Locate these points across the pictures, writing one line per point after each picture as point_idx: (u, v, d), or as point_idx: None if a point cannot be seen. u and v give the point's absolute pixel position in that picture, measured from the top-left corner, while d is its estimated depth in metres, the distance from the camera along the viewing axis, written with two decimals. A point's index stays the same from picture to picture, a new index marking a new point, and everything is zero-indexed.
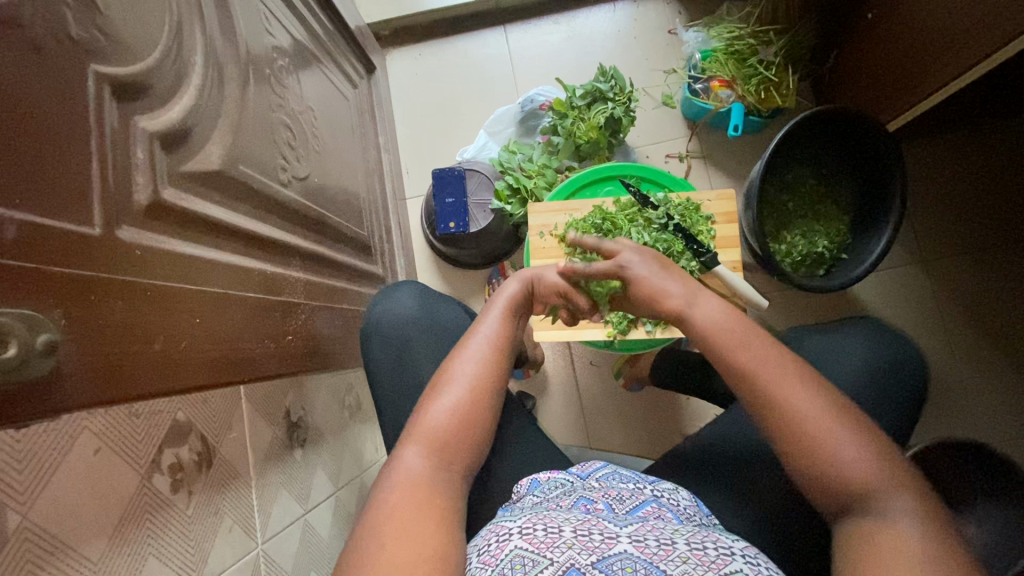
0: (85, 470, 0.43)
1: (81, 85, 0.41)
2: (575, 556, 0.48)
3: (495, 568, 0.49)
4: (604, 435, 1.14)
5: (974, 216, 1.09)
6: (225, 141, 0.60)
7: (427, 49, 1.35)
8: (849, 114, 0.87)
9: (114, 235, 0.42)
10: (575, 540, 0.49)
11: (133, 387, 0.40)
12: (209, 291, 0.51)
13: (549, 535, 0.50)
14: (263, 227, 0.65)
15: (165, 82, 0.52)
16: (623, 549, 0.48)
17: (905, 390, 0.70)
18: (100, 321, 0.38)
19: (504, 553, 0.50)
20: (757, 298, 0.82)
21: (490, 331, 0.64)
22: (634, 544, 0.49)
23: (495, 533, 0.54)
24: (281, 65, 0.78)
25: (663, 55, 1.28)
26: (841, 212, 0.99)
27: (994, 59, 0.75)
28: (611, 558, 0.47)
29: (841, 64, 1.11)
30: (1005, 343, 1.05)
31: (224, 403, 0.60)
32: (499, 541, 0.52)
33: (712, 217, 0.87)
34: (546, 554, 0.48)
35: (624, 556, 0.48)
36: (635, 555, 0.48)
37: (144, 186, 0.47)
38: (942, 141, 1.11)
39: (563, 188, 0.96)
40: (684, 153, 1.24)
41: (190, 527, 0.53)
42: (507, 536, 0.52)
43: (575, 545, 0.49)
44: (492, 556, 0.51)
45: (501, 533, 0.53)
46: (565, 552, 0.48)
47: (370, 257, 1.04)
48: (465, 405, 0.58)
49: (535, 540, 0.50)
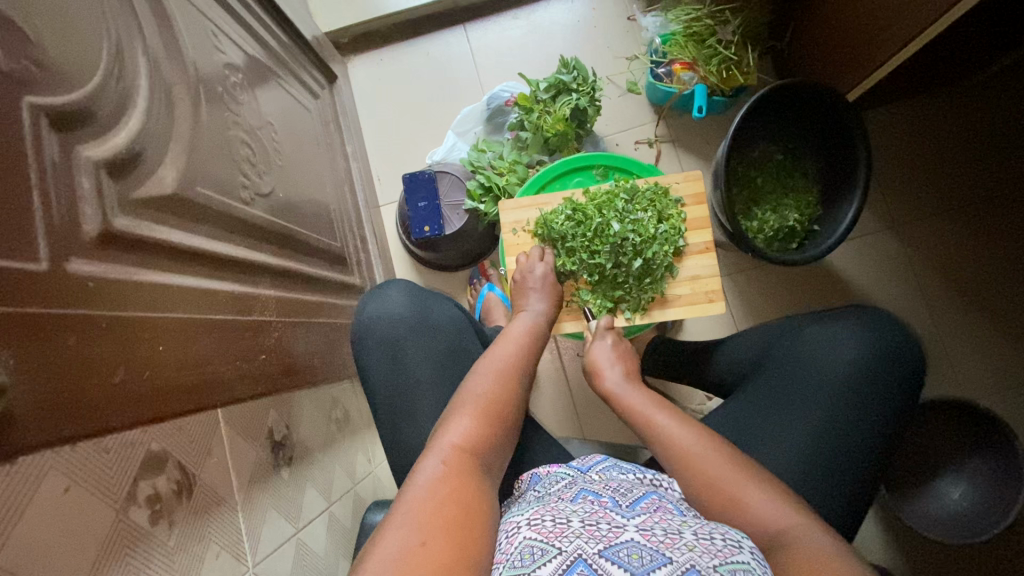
0: (55, 509, 0.42)
1: (16, 118, 0.40)
2: (582, 545, 0.47)
3: (506, 560, 0.49)
4: (596, 425, 1.15)
5: (939, 179, 1.10)
6: (179, 163, 0.59)
7: (387, 54, 1.34)
8: (808, 86, 0.89)
9: (63, 269, 0.41)
10: (583, 529, 0.50)
11: (98, 420, 0.40)
12: (174, 315, 0.51)
13: (558, 525, 0.51)
14: (225, 247, 0.64)
15: (108, 108, 0.51)
16: (629, 537, 0.48)
17: (900, 379, 0.71)
18: (53, 357, 0.37)
19: (513, 546, 0.50)
20: None
21: (502, 360, 0.69)
22: (641, 533, 0.50)
23: (505, 530, 0.55)
24: (235, 82, 0.77)
25: (624, 41, 1.28)
26: (809, 184, 1.00)
27: (897, 58, 0.87)
28: (618, 545, 0.47)
29: (799, 37, 1.12)
30: (979, 302, 1.07)
31: (201, 429, 0.59)
32: (508, 536, 0.53)
33: (681, 199, 0.87)
34: (553, 542, 0.48)
35: (630, 543, 0.47)
36: (641, 543, 0.48)
37: (93, 215, 0.46)
38: (903, 107, 1.12)
39: (533, 183, 0.96)
40: (653, 138, 1.24)
41: (174, 557, 0.52)
42: (515, 531, 0.53)
43: (583, 535, 0.49)
44: (502, 551, 0.51)
45: (510, 529, 0.54)
46: (572, 541, 0.48)
47: (346, 268, 1.03)
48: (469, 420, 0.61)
49: (544, 530, 0.51)
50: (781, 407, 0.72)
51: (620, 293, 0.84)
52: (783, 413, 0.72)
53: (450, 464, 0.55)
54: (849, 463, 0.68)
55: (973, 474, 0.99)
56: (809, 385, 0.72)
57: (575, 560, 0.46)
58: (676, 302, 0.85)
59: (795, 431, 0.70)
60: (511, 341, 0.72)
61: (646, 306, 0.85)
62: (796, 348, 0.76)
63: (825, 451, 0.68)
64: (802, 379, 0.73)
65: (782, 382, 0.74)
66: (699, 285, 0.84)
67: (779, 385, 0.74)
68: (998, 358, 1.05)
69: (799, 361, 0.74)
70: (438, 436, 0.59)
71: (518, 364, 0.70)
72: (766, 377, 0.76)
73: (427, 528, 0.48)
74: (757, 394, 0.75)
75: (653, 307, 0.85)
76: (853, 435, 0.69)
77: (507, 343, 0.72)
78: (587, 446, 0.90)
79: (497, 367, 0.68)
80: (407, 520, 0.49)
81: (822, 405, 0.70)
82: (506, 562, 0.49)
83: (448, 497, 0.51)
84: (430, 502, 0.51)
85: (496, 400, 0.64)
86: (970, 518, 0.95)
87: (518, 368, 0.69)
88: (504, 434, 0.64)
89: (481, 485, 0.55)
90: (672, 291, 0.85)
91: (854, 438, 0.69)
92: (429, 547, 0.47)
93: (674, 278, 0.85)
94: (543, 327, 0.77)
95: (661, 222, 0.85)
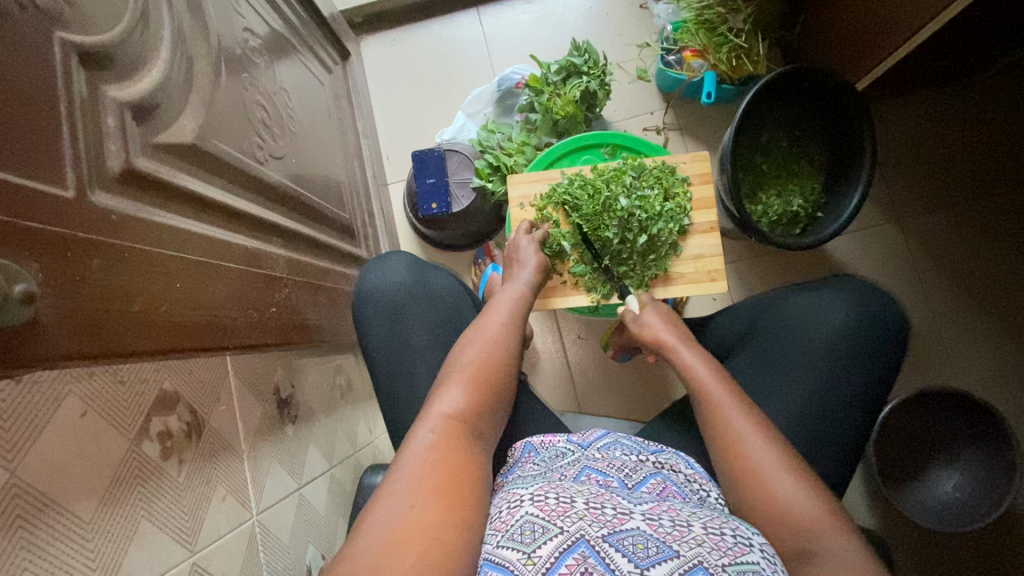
0: (73, 434, 0.43)
1: (47, 51, 0.42)
2: (585, 527, 0.49)
3: (507, 532, 0.51)
4: (595, 406, 1.16)
5: (943, 173, 1.11)
6: (198, 116, 0.60)
7: (400, 34, 1.35)
8: (820, 73, 0.89)
9: (88, 199, 0.42)
10: (587, 511, 0.51)
11: (115, 343, 0.41)
12: (191, 260, 0.52)
13: (561, 504, 0.52)
14: (240, 202, 0.65)
15: (133, 54, 0.52)
16: (634, 526, 0.50)
17: (885, 344, 0.74)
18: (79, 277, 0.39)
19: (515, 518, 0.52)
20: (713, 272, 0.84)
21: (495, 327, 0.69)
22: (647, 522, 0.50)
23: (507, 500, 0.56)
24: (253, 47, 0.78)
25: (636, 29, 1.29)
26: (813, 170, 1.01)
27: (908, 46, 0.87)
28: (622, 533, 0.48)
29: (810, 28, 1.13)
30: (979, 296, 1.08)
31: (210, 375, 0.60)
32: (511, 507, 0.54)
33: (688, 178, 0.87)
34: (556, 521, 0.50)
35: (635, 533, 0.49)
36: (647, 534, 0.49)
37: (117, 152, 0.47)
38: (910, 101, 1.13)
39: (541, 159, 0.96)
40: (661, 125, 1.26)
41: (184, 494, 0.53)
42: (518, 503, 0.54)
43: (587, 517, 0.50)
44: (504, 522, 0.53)
45: (513, 500, 0.55)
46: (576, 522, 0.49)
47: (353, 240, 1.04)
48: (466, 384, 0.62)
49: (547, 507, 0.52)
50: (771, 377, 0.75)
51: (624, 269, 0.86)
52: (772, 382, 0.74)
53: (442, 435, 0.55)
54: (837, 432, 0.72)
55: (966, 464, 1.00)
56: (798, 355, 0.75)
57: (577, 541, 0.47)
58: (679, 280, 0.86)
59: (786, 399, 0.73)
60: (509, 301, 0.74)
61: (649, 282, 0.86)
62: (785, 318, 0.78)
63: (813, 421, 0.71)
64: (792, 349, 0.75)
65: (773, 352, 0.76)
66: (703, 264, 0.86)
67: (769, 355, 0.77)
68: (997, 354, 1.06)
69: (786, 332, 0.77)
70: (430, 406, 0.59)
71: (511, 327, 0.70)
72: (754, 346, 0.79)
73: (416, 492, 0.49)
74: (747, 364, 0.78)
75: (656, 283, 0.86)
76: (839, 402, 0.72)
77: (505, 304, 0.73)
78: (581, 421, 0.91)
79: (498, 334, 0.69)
80: (402, 482, 0.50)
81: (811, 374, 0.73)
82: (508, 535, 0.50)
83: (443, 466, 0.52)
84: (418, 468, 0.51)
85: (493, 365, 0.64)
86: (961, 506, 0.97)
87: (511, 332, 0.69)
88: (506, 394, 0.65)
89: (472, 453, 0.56)
90: (675, 269, 0.86)
91: (840, 407, 0.72)
92: (419, 510, 0.48)
93: (678, 256, 0.86)
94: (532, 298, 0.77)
95: (667, 200, 0.86)
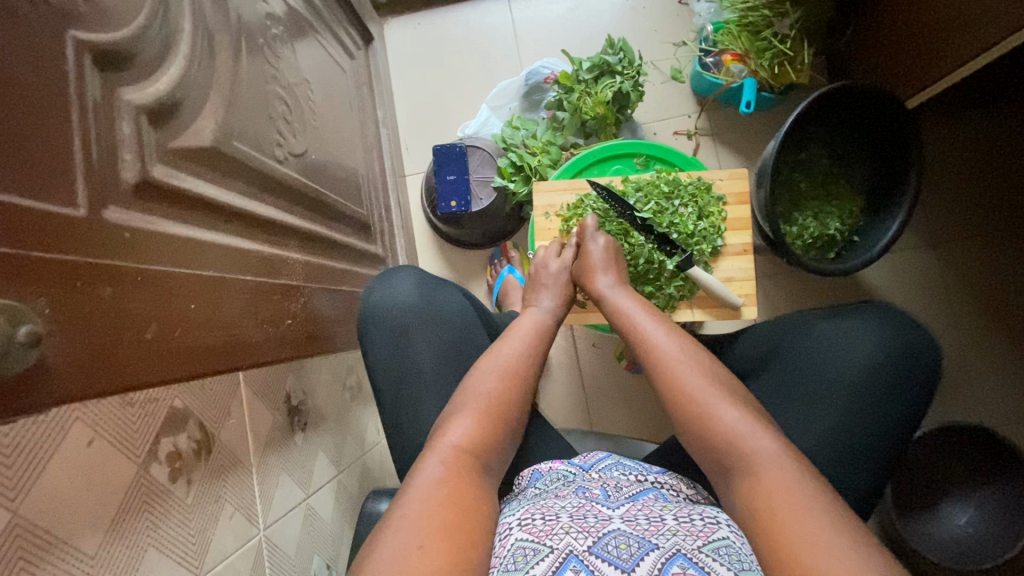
0: (78, 462, 0.41)
1: (58, 53, 0.38)
2: (572, 541, 0.46)
3: (500, 566, 0.47)
4: (606, 417, 1.14)
5: (989, 199, 1.06)
6: (218, 114, 0.56)
7: (426, 18, 1.29)
8: (871, 92, 0.84)
9: (101, 216, 0.39)
10: (571, 524, 0.48)
11: (127, 378, 0.39)
12: (207, 276, 0.49)
13: (547, 523, 0.49)
14: (259, 207, 0.62)
15: (151, 50, 0.48)
16: (616, 528, 0.48)
17: (918, 377, 0.71)
18: (89, 308, 0.36)
19: (505, 549, 0.49)
20: (730, 296, 0.79)
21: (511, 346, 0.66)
22: (626, 523, 0.49)
23: (496, 531, 0.53)
24: (275, 35, 0.74)
25: (673, 26, 1.23)
26: (853, 192, 0.96)
27: (967, 68, 0.82)
28: (606, 537, 0.46)
29: (859, 37, 1.07)
30: (1013, 329, 1.04)
31: (222, 389, 0.58)
32: (500, 539, 0.51)
33: (724, 198, 0.83)
34: (545, 540, 0.47)
35: (617, 534, 0.47)
36: (628, 532, 0.47)
37: (132, 161, 0.44)
38: (961, 120, 1.07)
39: (569, 166, 0.92)
40: (693, 130, 1.21)
41: (191, 516, 0.51)
42: (507, 532, 0.51)
43: (572, 530, 0.48)
44: (496, 556, 0.49)
45: (501, 531, 0.52)
46: (563, 538, 0.47)
47: (369, 237, 1.01)
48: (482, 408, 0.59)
49: (535, 529, 0.49)
50: (796, 407, 0.72)
51: (650, 289, 0.82)
52: (795, 412, 0.72)
53: (440, 470, 0.53)
54: (858, 477, 0.69)
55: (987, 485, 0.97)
56: (825, 384, 0.72)
57: (568, 557, 0.45)
58: (707, 304, 0.82)
59: (811, 431, 0.70)
60: (523, 330, 0.70)
61: (675, 303, 0.82)
62: (812, 344, 0.75)
63: (838, 460, 0.69)
64: (819, 377, 0.72)
65: (797, 379, 0.74)
66: (732, 288, 0.82)
67: (794, 382, 0.74)
68: None
69: (813, 358, 0.74)
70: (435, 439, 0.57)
71: (530, 360, 0.67)
72: (778, 371, 0.76)
73: (428, 530, 0.46)
74: (770, 391, 0.75)
75: (681, 305, 0.82)
76: (869, 440, 0.69)
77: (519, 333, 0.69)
78: (590, 439, 0.89)
79: (511, 359, 0.65)
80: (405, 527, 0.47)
81: (838, 406, 0.70)
82: (500, 569, 0.47)
83: (443, 506, 0.49)
84: (426, 503, 0.49)
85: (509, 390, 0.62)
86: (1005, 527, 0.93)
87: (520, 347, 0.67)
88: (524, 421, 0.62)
89: (482, 487, 0.53)
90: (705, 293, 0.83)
91: (865, 450, 0.69)
92: (428, 551, 0.44)
93: None
94: (552, 326, 0.73)
95: (701, 219, 0.82)
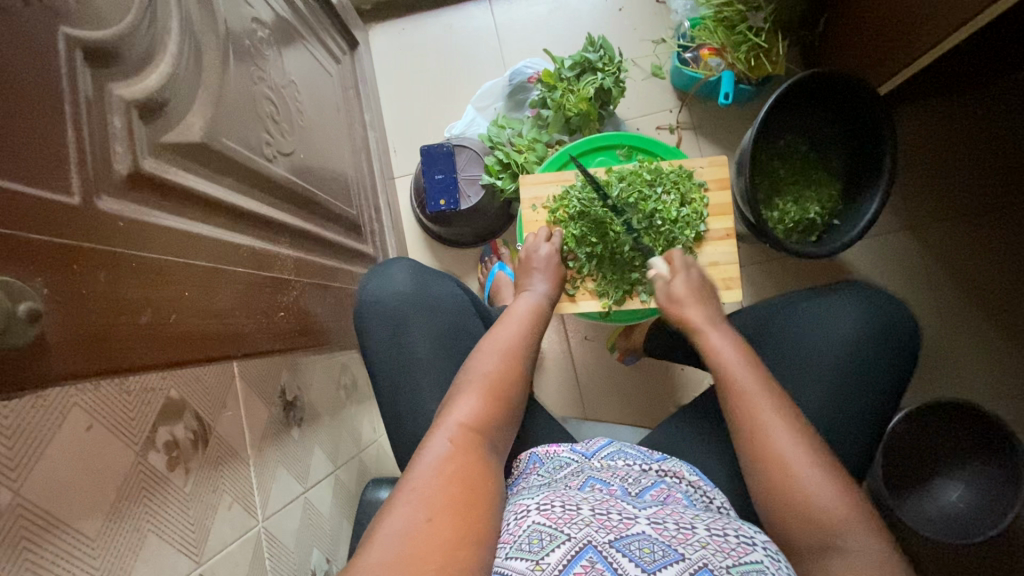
0: (77, 447, 0.42)
1: (50, 48, 0.39)
2: (592, 534, 0.47)
3: (514, 544, 0.49)
4: (600, 408, 1.15)
5: (962, 181, 1.09)
6: (207, 112, 0.58)
7: (409, 24, 1.32)
8: (843, 78, 0.87)
9: (94, 205, 0.40)
10: (593, 518, 0.49)
11: (122, 360, 0.40)
12: (199, 265, 0.51)
13: (567, 512, 0.50)
14: (249, 203, 0.63)
15: (139, 48, 0.49)
16: (641, 530, 0.48)
17: (900, 349, 0.73)
18: (85, 290, 0.37)
19: (521, 529, 0.50)
20: None
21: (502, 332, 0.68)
22: (652, 525, 0.49)
23: (513, 512, 0.54)
24: (261, 38, 0.76)
25: (652, 24, 1.26)
26: (832, 176, 0.99)
27: (937, 50, 0.84)
28: (629, 538, 0.47)
29: (831, 29, 1.10)
30: (992, 307, 1.06)
31: (217, 381, 0.59)
32: (516, 519, 0.52)
33: (704, 183, 0.85)
34: (563, 529, 0.48)
35: (642, 537, 0.47)
36: (653, 537, 0.47)
37: (124, 154, 0.45)
38: (931, 107, 1.11)
39: (554, 160, 0.94)
40: (675, 125, 1.23)
41: (190, 505, 0.52)
42: (524, 514, 0.52)
43: (593, 524, 0.48)
44: (511, 534, 0.51)
45: (518, 512, 0.53)
46: (583, 529, 0.48)
47: (360, 236, 1.02)
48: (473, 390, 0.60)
49: (553, 516, 0.50)
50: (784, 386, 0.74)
51: (637, 275, 0.83)
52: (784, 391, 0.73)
53: (437, 449, 0.54)
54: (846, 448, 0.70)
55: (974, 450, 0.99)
56: (811, 362, 0.74)
57: (584, 547, 0.46)
58: None
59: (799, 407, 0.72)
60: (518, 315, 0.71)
61: None
62: (796, 324, 0.77)
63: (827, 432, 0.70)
64: (805, 356, 0.74)
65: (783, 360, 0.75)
66: (717, 271, 0.83)
67: (782, 363, 0.75)
68: (1008, 367, 1.05)
69: (798, 338, 0.75)
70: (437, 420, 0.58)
71: (526, 342, 0.68)
72: (764, 352, 0.77)
73: (433, 505, 0.48)
74: None
75: None
76: (855, 411, 0.71)
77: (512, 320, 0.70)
78: (585, 427, 0.91)
79: (503, 345, 0.67)
80: (401, 504, 0.48)
81: (824, 381, 0.72)
82: (514, 547, 0.48)
83: (441, 482, 0.50)
84: (437, 478, 0.50)
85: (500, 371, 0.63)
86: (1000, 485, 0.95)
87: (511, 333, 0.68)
88: (516, 404, 0.63)
89: (476, 466, 0.54)
90: None
91: (852, 422, 0.71)
92: (437, 524, 0.46)
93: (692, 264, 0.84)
94: (548, 308, 0.75)
95: (683, 206, 0.84)
